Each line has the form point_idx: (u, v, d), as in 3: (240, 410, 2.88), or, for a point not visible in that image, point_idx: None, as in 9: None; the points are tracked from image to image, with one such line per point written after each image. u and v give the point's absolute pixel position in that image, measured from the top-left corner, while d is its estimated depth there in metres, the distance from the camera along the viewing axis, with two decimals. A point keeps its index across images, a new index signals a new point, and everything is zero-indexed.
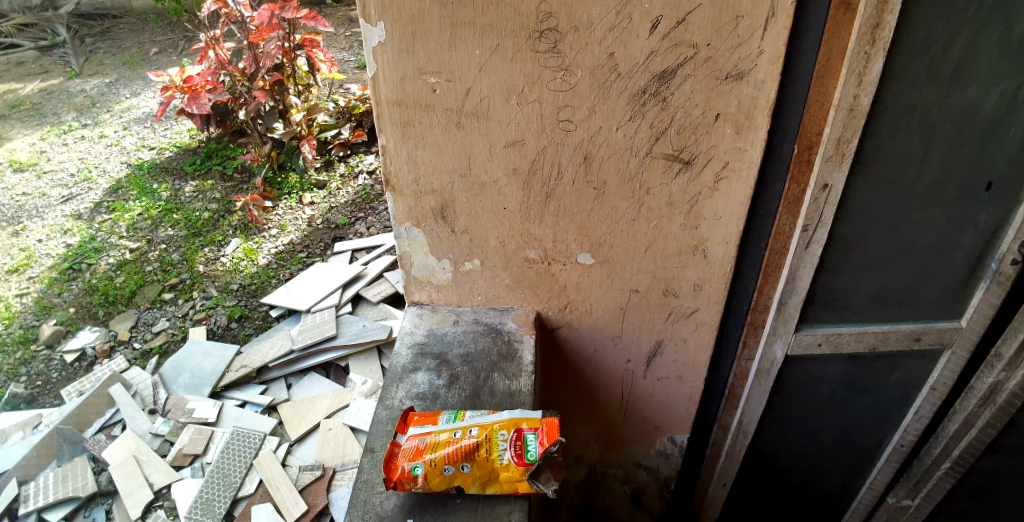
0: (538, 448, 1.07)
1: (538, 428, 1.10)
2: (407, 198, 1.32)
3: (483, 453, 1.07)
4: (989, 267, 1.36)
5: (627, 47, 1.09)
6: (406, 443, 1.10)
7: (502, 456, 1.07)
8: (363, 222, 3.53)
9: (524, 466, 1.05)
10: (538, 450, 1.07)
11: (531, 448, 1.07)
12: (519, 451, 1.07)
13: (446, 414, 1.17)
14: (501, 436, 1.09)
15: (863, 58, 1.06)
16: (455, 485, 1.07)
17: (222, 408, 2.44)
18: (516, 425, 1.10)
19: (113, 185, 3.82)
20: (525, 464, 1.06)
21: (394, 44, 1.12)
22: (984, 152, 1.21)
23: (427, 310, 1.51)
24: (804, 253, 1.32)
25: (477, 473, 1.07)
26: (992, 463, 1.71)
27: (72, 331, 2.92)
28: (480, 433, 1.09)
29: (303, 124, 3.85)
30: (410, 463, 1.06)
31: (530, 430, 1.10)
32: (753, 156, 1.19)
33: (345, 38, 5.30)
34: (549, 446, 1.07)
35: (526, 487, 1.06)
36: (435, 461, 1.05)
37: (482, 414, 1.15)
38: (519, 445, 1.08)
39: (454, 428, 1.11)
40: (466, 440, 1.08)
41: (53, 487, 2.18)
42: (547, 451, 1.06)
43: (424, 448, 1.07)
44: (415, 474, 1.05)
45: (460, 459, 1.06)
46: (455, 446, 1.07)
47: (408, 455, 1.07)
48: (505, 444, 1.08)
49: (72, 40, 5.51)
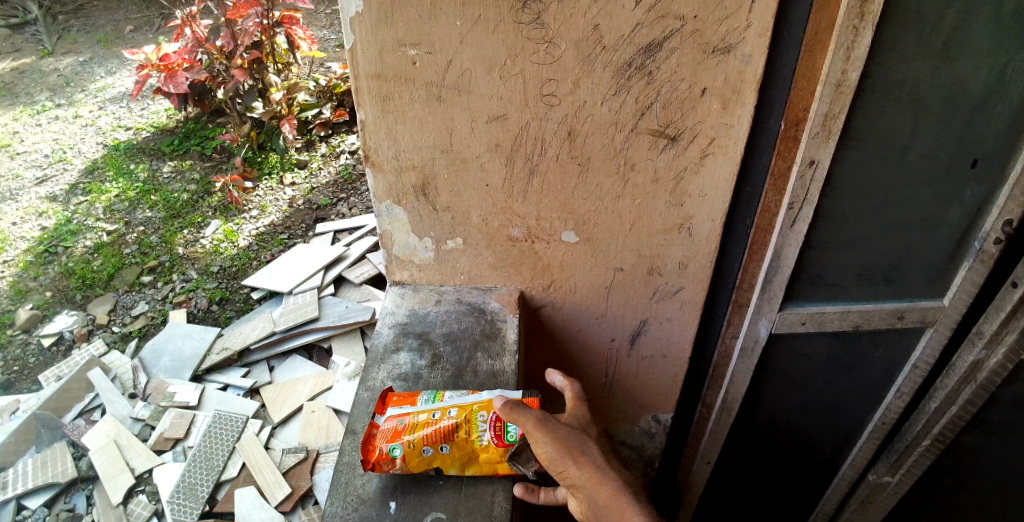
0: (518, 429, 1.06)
1: None
2: (388, 174, 1.29)
3: (463, 434, 1.05)
4: (972, 246, 1.37)
5: (612, 19, 1.06)
6: (383, 424, 1.08)
7: (482, 437, 1.06)
8: (345, 203, 3.47)
9: (505, 447, 1.05)
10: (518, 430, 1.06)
11: (510, 430, 1.06)
12: (499, 432, 1.06)
13: (424, 394, 1.15)
14: (480, 416, 1.07)
15: (851, 32, 1.03)
16: (434, 466, 1.06)
17: (204, 392, 2.41)
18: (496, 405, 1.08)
19: (88, 166, 3.72)
20: (504, 445, 1.05)
21: (373, 15, 1.08)
22: (971, 127, 1.20)
23: (409, 290, 1.48)
24: (789, 231, 1.31)
25: (456, 454, 1.06)
26: (973, 439, 1.73)
27: (49, 315, 2.86)
28: (459, 414, 1.07)
29: (283, 103, 3.77)
30: (387, 445, 1.04)
31: None
32: (739, 132, 1.17)
33: (325, 15, 5.18)
34: None
35: (506, 468, 1.06)
36: (414, 443, 1.04)
37: (461, 394, 1.13)
38: (498, 426, 1.07)
39: (432, 409, 1.08)
40: (444, 421, 1.06)
41: (32, 473, 2.15)
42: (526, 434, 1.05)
43: (402, 429, 1.06)
44: (393, 455, 1.04)
45: (439, 440, 1.04)
46: (434, 427, 1.05)
47: (385, 436, 1.05)
48: (484, 425, 1.06)
49: (44, 17, 5.31)
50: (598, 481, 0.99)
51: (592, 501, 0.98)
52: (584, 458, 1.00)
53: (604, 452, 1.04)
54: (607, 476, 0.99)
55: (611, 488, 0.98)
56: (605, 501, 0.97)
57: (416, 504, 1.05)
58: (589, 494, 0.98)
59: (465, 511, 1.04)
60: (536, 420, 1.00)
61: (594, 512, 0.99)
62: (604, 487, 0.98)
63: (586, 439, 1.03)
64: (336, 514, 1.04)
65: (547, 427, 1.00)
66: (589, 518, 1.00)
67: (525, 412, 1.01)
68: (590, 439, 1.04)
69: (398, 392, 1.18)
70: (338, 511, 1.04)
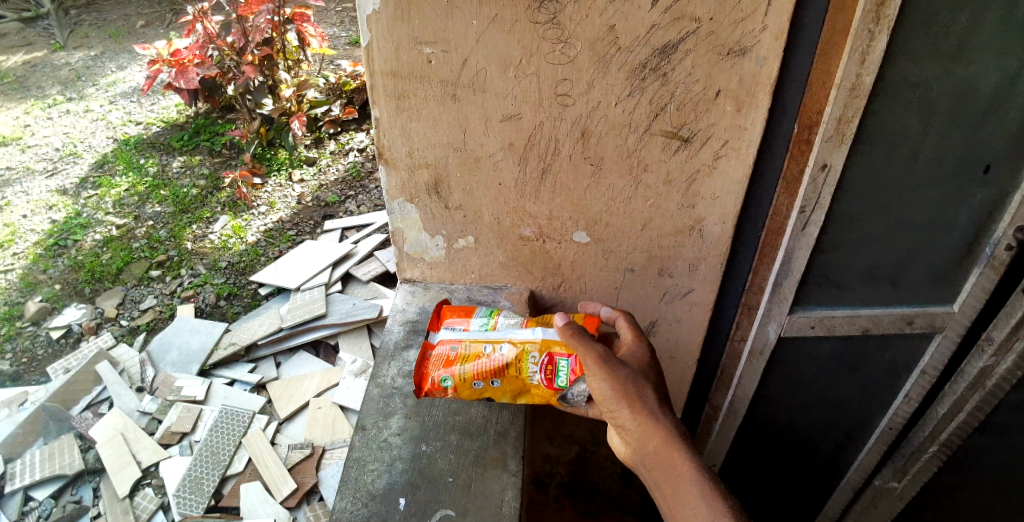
0: (569, 375, 1.06)
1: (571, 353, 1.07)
2: (401, 172, 1.30)
3: (513, 372, 1.08)
4: (984, 252, 1.37)
5: (628, 20, 1.06)
6: (438, 350, 1.13)
7: (533, 377, 1.08)
8: (353, 201, 3.48)
9: (554, 390, 1.06)
10: (570, 377, 1.06)
11: (562, 374, 1.06)
12: (550, 374, 1.07)
13: (479, 314, 1.19)
14: (532, 356, 1.08)
15: (867, 36, 1.03)
16: (486, 394, 1.12)
17: (211, 386, 2.42)
18: (549, 347, 1.08)
19: (99, 160, 3.74)
20: (555, 388, 1.07)
21: (389, 12, 1.09)
22: (985, 133, 1.20)
23: (420, 288, 1.49)
24: (801, 234, 1.31)
25: (506, 387, 1.10)
26: (980, 444, 1.73)
27: (58, 308, 2.88)
28: (510, 351, 1.08)
29: (292, 100, 3.79)
30: (440, 374, 1.10)
31: (563, 354, 1.07)
32: (753, 135, 1.17)
33: (336, 13, 5.20)
34: (581, 375, 1.05)
35: (555, 402, 1.09)
36: (464, 376, 1.08)
37: (515, 325, 1.14)
38: (550, 369, 1.07)
39: (486, 341, 1.11)
40: (496, 357, 1.08)
41: (40, 465, 2.16)
42: (577, 382, 1.05)
43: (455, 359, 1.10)
44: (446, 385, 1.10)
45: (490, 375, 1.08)
46: (485, 363, 1.08)
47: (439, 364, 1.11)
48: (536, 367, 1.07)
49: (56, 12, 5.34)
50: (649, 426, 0.96)
51: (640, 445, 0.97)
52: (639, 403, 0.97)
53: (661, 399, 1.01)
54: (659, 422, 0.96)
55: (662, 435, 0.95)
56: (655, 448, 0.95)
57: (426, 501, 1.05)
58: (638, 438, 0.97)
59: (474, 509, 1.04)
60: (598, 355, 0.99)
61: (640, 457, 0.97)
62: (655, 433, 0.96)
63: (645, 384, 1.00)
64: (345, 510, 1.04)
65: (608, 365, 0.99)
66: (635, 461, 0.98)
67: (588, 346, 1.00)
68: (648, 384, 1.01)
69: (452, 307, 1.23)
70: (347, 507, 1.04)
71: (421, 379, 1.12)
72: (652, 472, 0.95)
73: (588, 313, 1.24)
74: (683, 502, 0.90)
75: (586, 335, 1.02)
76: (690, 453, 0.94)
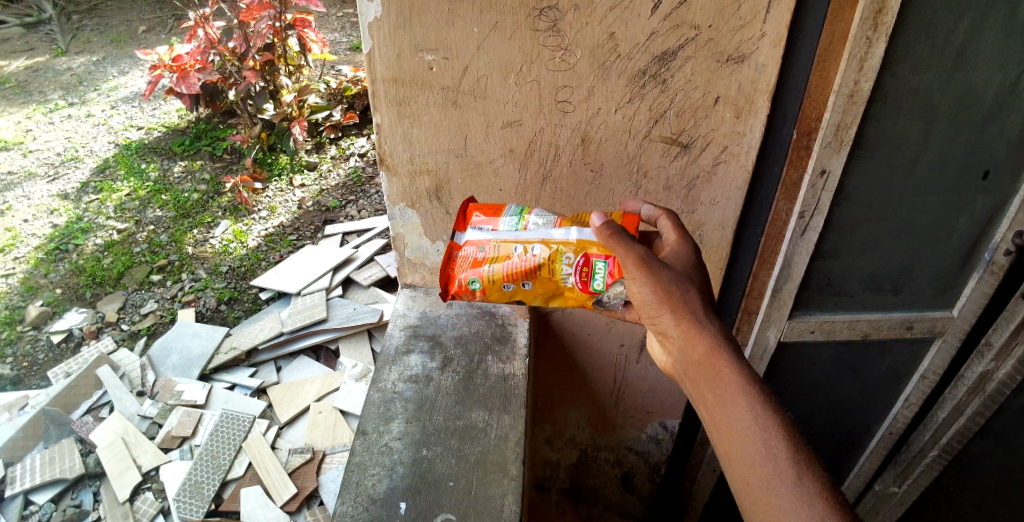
0: (606, 278, 1.00)
1: (609, 255, 1.00)
2: (402, 178, 1.31)
3: (546, 273, 1.03)
4: (982, 257, 1.38)
5: (628, 27, 1.07)
6: (465, 250, 1.09)
7: (566, 279, 1.03)
8: (354, 206, 3.49)
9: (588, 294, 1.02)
10: (606, 281, 1.01)
11: (598, 278, 1.01)
12: (584, 277, 1.02)
13: (509, 213, 1.11)
14: (566, 258, 1.02)
15: (865, 43, 1.04)
16: (517, 296, 1.09)
17: (211, 391, 2.42)
18: (584, 249, 1.02)
19: (100, 165, 3.76)
20: (589, 292, 1.03)
21: (391, 19, 1.10)
22: (983, 139, 1.21)
23: (421, 293, 1.49)
24: (800, 239, 1.31)
25: (538, 289, 1.06)
26: (980, 448, 1.74)
27: (59, 312, 2.89)
28: (543, 252, 1.03)
29: (294, 105, 3.81)
30: (468, 276, 1.07)
31: (599, 256, 1.01)
32: (752, 141, 1.18)
33: (337, 19, 5.23)
34: (617, 278, 1.00)
35: (590, 305, 1.05)
36: (493, 278, 1.05)
37: (547, 225, 1.07)
38: (585, 272, 1.02)
39: (517, 241, 1.06)
40: (528, 259, 1.03)
41: (41, 469, 2.16)
42: (614, 286, 1.00)
43: (483, 259, 1.06)
44: (474, 287, 1.07)
45: (521, 277, 1.04)
46: (516, 264, 1.04)
47: (466, 266, 1.07)
48: (569, 269, 1.02)
49: (59, 17, 5.38)
50: (694, 334, 0.85)
51: (682, 353, 0.86)
52: (683, 309, 0.86)
53: (710, 304, 0.89)
54: (706, 329, 0.85)
55: (708, 344, 0.84)
56: (700, 358, 0.84)
57: (428, 504, 1.06)
58: (681, 346, 0.86)
59: (475, 513, 1.04)
60: (637, 257, 0.88)
61: (682, 367, 0.87)
62: (699, 340, 0.84)
63: (691, 286, 0.88)
64: (346, 514, 1.04)
65: (648, 267, 0.88)
66: (678, 372, 0.88)
67: (627, 248, 0.90)
68: (695, 288, 0.89)
69: (479, 206, 1.15)
70: (348, 511, 1.05)
71: (449, 280, 1.10)
72: (695, 384, 0.85)
73: (629, 211, 1.13)
74: (727, 417, 0.80)
75: (625, 235, 0.91)
76: (740, 363, 0.82)
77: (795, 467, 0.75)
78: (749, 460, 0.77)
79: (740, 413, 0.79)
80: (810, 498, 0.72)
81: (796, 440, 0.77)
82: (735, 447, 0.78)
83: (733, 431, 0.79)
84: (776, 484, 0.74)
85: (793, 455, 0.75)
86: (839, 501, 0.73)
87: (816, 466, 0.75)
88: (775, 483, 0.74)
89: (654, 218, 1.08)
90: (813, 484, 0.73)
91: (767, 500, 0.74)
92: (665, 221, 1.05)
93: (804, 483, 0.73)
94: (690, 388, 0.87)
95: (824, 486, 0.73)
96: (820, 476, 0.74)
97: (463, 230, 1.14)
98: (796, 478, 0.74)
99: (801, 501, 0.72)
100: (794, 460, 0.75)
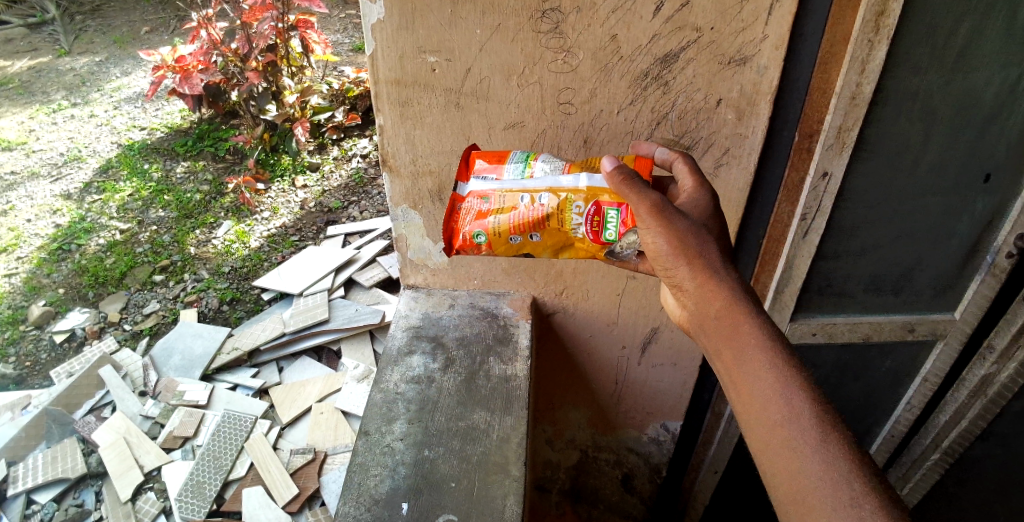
0: (619, 227, 0.94)
1: (622, 203, 0.94)
2: (404, 179, 1.31)
3: (555, 224, 0.96)
4: (984, 260, 1.38)
5: (630, 30, 1.07)
6: (468, 202, 1.01)
7: (576, 230, 0.96)
8: (356, 206, 3.50)
9: (600, 245, 0.96)
10: (619, 230, 0.94)
11: (610, 227, 0.95)
12: (596, 228, 0.95)
13: (514, 160, 1.04)
14: (576, 207, 0.95)
15: (867, 45, 1.04)
16: (524, 249, 1.02)
17: (213, 391, 2.43)
18: (595, 197, 0.95)
19: (103, 165, 3.77)
20: (601, 243, 0.97)
21: (394, 21, 1.10)
22: (984, 142, 1.21)
23: (423, 294, 1.50)
24: (802, 242, 1.32)
25: (547, 241, 0.99)
26: (982, 451, 1.74)
27: (61, 312, 2.89)
28: (551, 201, 0.96)
29: (296, 106, 3.80)
30: (472, 229, 0.99)
31: (612, 204, 0.94)
32: (753, 143, 1.18)
33: (339, 20, 5.24)
34: (631, 228, 0.93)
35: (601, 257, 0.99)
36: (499, 230, 0.98)
37: (555, 172, 0.99)
38: (596, 221, 0.95)
39: (523, 190, 0.98)
40: (536, 209, 0.96)
41: (43, 468, 2.17)
42: (627, 236, 0.94)
43: (488, 211, 0.99)
44: (479, 242, 1.00)
45: (528, 228, 0.97)
46: (522, 215, 0.97)
47: (469, 218, 1.00)
48: (580, 219, 0.95)
49: (62, 17, 5.40)
50: (712, 287, 0.80)
51: (700, 309, 0.82)
52: (699, 261, 0.80)
53: (727, 253, 0.83)
54: (725, 282, 0.80)
55: (726, 298, 0.79)
56: (718, 313, 0.79)
57: (429, 505, 1.06)
58: (698, 301, 0.82)
59: (476, 514, 1.05)
60: (650, 206, 0.81)
61: (700, 321, 0.82)
62: (717, 294, 0.80)
63: (709, 235, 0.82)
64: (348, 514, 1.05)
65: (663, 216, 0.80)
66: (695, 326, 0.84)
67: (641, 194, 0.81)
68: (712, 237, 0.82)
69: (482, 152, 1.08)
70: (350, 511, 1.05)
71: (453, 233, 1.03)
72: (714, 340, 0.80)
73: (642, 155, 1.05)
74: (748, 374, 0.75)
75: (639, 181, 0.83)
76: (762, 318, 0.77)
77: (818, 426, 0.70)
78: (769, 419, 0.72)
79: (761, 370, 0.74)
80: (837, 458, 0.68)
81: (820, 398, 0.72)
82: (756, 405, 0.74)
83: (753, 390, 0.74)
84: (797, 445, 0.70)
85: (816, 413, 0.71)
86: (866, 463, 0.67)
87: (842, 426, 0.70)
88: (796, 444, 0.70)
89: (668, 162, 1.00)
90: (841, 446, 0.68)
91: (789, 462, 0.70)
92: (680, 164, 0.97)
93: (829, 445, 0.69)
94: (707, 343, 0.82)
95: (850, 447, 0.68)
96: (846, 437, 0.69)
97: (465, 181, 1.05)
98: (820, 440, 0.69)
99: (825, 464, 0.67)
100: (818, 418, 0.70)
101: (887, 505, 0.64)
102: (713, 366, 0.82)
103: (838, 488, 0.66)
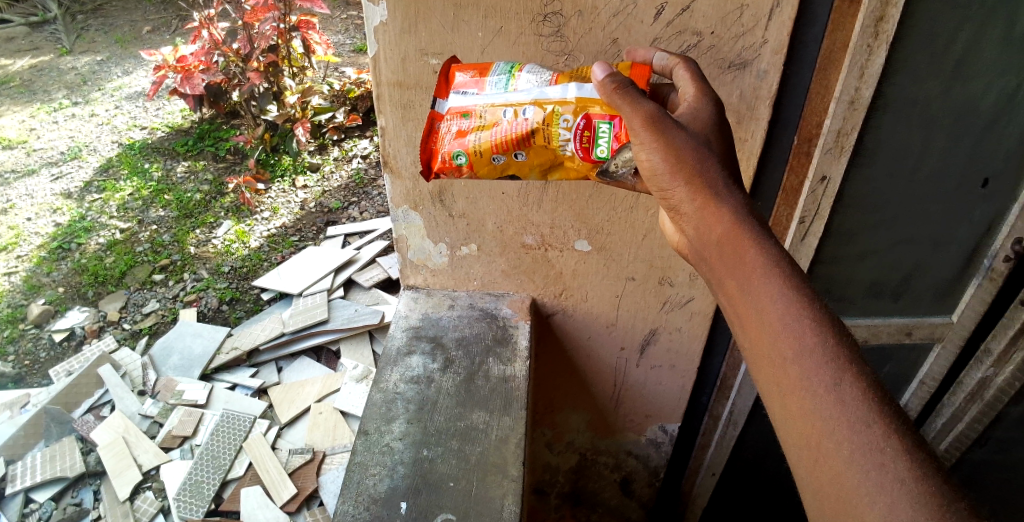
0: (613, 142, 0.89)
1: (614, 117, 0.88)
2: (406, 181, 1.31)
3: (541, 140, 0.92)
4: (982, 264, 1.39)
5: (631, 33, 1.07)
6: (447, 122, 0.97)
7: (564, 148, 0.92)
8: (356, 207, 3.51)
9: (592, 163, 0.91)
10: (611, 146, 0.89)
11: (601, 143, 0.90)
12: (586, 143, 0.90)
13: (497, 72, 0.98)
14: (564, 120, 0.90)
15: (865, 51, 1.05)
16: (510, 171, 0.97)
17: (212, 391, 2.43)
18: (585, 109, 0.90)
19: (103, 164, 3.77)
20: (592, 160, 0.92)
21: (397, 25, 1.11)
22: (983, 148, 1.22)
23: (422, 294, 1.50)
24: (800, 245, 1.33)
25: (533, 160, 0.95)
26: (979, 453, 1.76)
27: (61, 311, 2.90)
28: (536, 115, 0.91)
29: (297, 107, 3.81)
30: (451, 150, 0.94)
31: (603, 118, 0.89)
32: (753, 147, 1.17)
33: (341, 21, 5.25)
34: (623, 142, 0.88)
35: (593, 177, 0.95)
36: (480, 149, 0.93)
37: (541, 83, 0.94)
38: (586, 136, 0.90)
39: (506, 105, 0.93)
40: (519, 124, 0.91)
41: (41, 467, 2.17)
42: (622, 152, 0.87)
43: (468, 130, 0.94)
44: (459, 163, 0.95)
45: (512, 146, 0.92)
46: (505, 131, 0.92)
47: (449, 140, 0.95)
48: (568, 133, 0.90)
49: (63, 17, 5.41)
50: (712, 209, 0.73)
51: (701, 235, 0.74)
52: (699, 181, 0.73)
53: (730, 168, 0.75)
54: (726, 203, 0.72)
55: (729, 222, 0.71)
56: (720, 236, 0.72)
57: (429, 504, 1.06)
58: (698, 225, 0.74)
59: (476, 513, 1.05)
60: (644, 120, 0.74)
61: (701, 246, 0.75)
62: (720, 218, 0.72)
63: (711, 152, 0.74)
64: (347, 513, 1.05)
65: (659, 129, 0.74)
66: (696, 250, 0.77)
67: (635, 106, 0.76)
68: (713, 152, 0.74)
69: (463, 65, 1.02)
70: (349, 510, 1.05)
71: (432, 156, 0.99)
72: (718, 270, 0.73)
73: (639, 62, 0.98)
74: (753, 305, 0.68)
75: (632, 91, 0.77)
76: (770, 243, 0.69)
77: (834, 364, 0.62)
78: (779, 355, 0.65)
79: (768, 301, 0.67)
80: (853, 400, 0.60)
81: (835, 331, 0.64)
82: (764, 339, 0.67)
83: (761, 323, 0.67)
84: (809, 383, 0.62)
85: (831, 348, 0.63)
86: (889, 405, 0.60)
87: (863, 363, 0.62)
88: (809, 384, 0.62)
89: (668, 69, 0.93)
90: (858, 387, 0.60)
91: (802, 404, 0.63)
92: (682, 70, 0.89)
93: (845, 386, 0.61)
94: (710, 271, 0.76)
95: (869, 387, 0.60)
96: (866, 375, 0.62)
97: (445, 97, 1.02)
98: (835, 379, 0.61)
99: (840, 405, 0.60)
100: (833, 354, 0.62)
101: (911, 451, 0.57)
102: (718, 297, 0.75)
103: (856, 432, 0.59)
